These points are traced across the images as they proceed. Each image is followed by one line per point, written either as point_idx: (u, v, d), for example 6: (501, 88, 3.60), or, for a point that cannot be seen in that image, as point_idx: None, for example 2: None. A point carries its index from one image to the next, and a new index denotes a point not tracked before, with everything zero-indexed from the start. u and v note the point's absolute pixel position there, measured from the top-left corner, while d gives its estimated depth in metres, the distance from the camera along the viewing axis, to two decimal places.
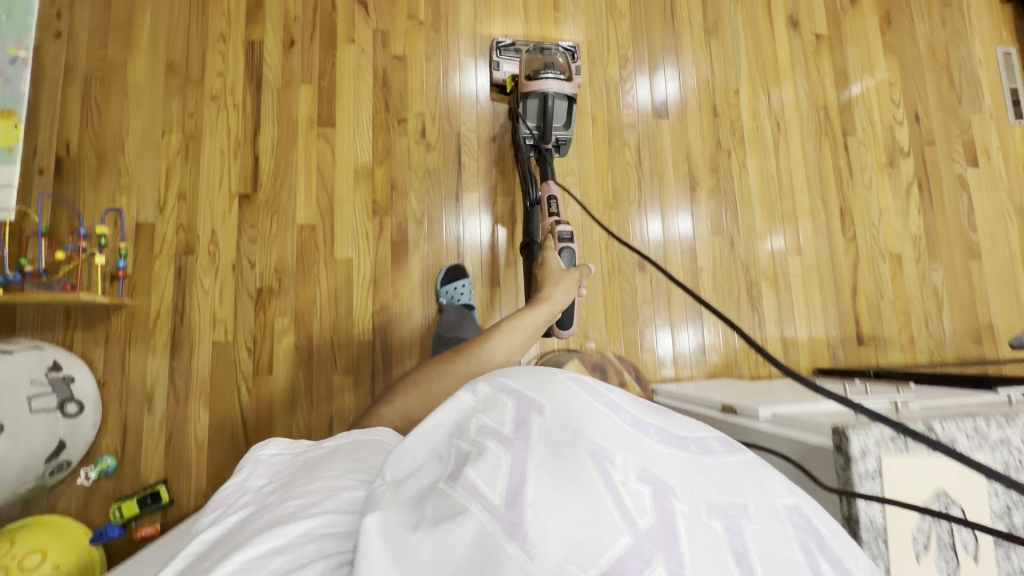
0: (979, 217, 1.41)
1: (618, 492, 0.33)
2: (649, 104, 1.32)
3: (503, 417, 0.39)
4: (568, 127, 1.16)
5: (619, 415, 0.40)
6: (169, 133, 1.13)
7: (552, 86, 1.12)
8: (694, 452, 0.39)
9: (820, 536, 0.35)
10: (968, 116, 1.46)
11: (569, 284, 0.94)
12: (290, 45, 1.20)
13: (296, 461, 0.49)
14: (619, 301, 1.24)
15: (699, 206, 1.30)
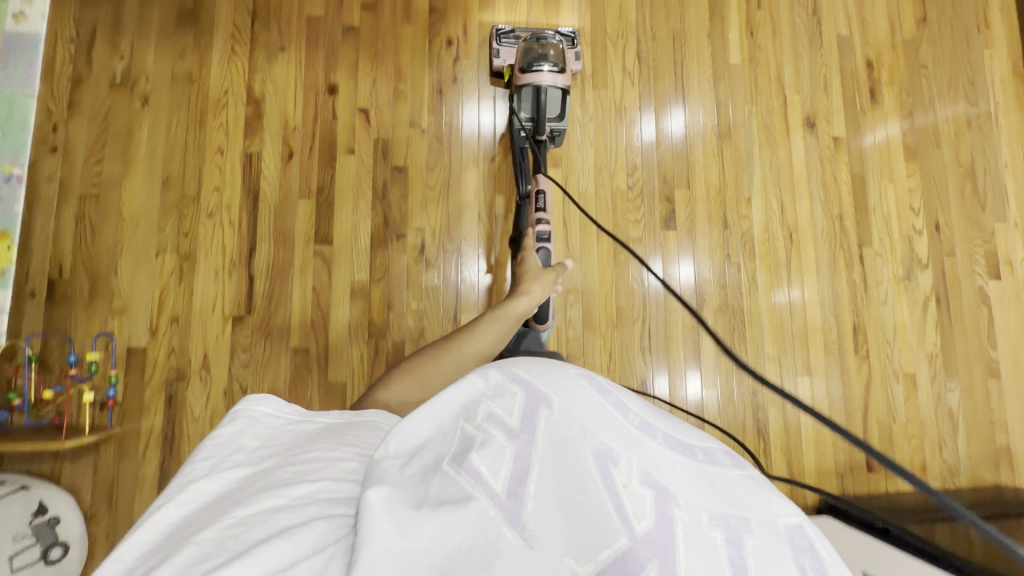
0: (1001, 335, 1.35)
1: (618, 495, 0.35)
2: (657, 215, 1.27)
3: (512, 407, 0.39)
4: (562, 118, 1.17)
5: (627, 418, 0.40)
6: (164, 252, 1.12)
7: (546, 77, 1.12)
8: (700, 460, 0.38)
9: (820, 560, 0.33)
10: (992, 225, 1.39)
11: (544, 283, 0.95)
12: (288, 158, 1.17)
13: (297, 415, 0.45)
14: (619, 355, 1.22)
15: (706, 321, 1.26)
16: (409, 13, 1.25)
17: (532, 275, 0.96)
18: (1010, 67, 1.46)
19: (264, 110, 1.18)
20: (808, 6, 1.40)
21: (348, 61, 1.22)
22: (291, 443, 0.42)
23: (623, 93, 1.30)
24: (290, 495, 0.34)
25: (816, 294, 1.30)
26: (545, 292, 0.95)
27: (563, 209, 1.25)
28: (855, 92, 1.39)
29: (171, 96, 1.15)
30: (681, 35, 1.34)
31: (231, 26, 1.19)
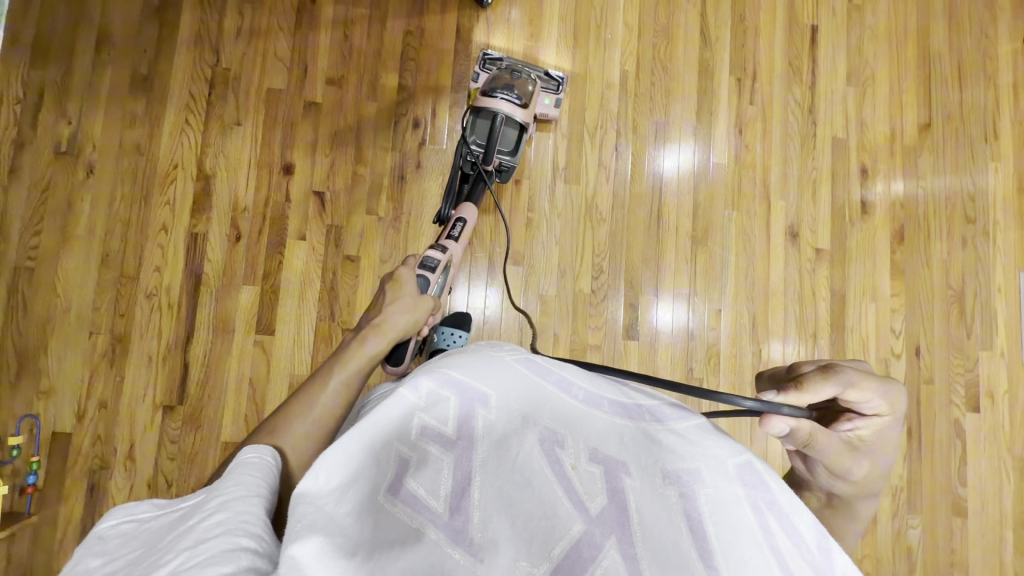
0: (971, 472, 1.29)
1: (569, 476, 0.38)
2: (620, 322, 1.22)
3: (446, 416, 0.40)
4: (514, 154, 1.07)
5: (571, 394, 0.44)
6: (97, 333, 1.07)
7: (507, 108, 1.00)
8: (647, 421, 0.43)
9: (769, 488, 0.40)
10: (975, 353, 1.32)
11: (405, 315, 0.84)
12: (235, 241, 1.12)
13: (147, 514, 0.40)
14: None
15: None
16: (375, 90, 1.19)
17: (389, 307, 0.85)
18: (1014, 183, 1.38)
19: (214, 187, 1.12)
20: (803, 104, 1.33)
21: (306, 138, 1.16)
22: (146, 542, 0.37)
23: (596, 189, 1.24)
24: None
25: None
26: (411, 327, 0.85)
27: (521, 310, 1.20)
28: (845, 203, 1.32)
29: (118, 167, 1.10)
30: (664, 130, 1.28)
31: (185, 95, 1.13)
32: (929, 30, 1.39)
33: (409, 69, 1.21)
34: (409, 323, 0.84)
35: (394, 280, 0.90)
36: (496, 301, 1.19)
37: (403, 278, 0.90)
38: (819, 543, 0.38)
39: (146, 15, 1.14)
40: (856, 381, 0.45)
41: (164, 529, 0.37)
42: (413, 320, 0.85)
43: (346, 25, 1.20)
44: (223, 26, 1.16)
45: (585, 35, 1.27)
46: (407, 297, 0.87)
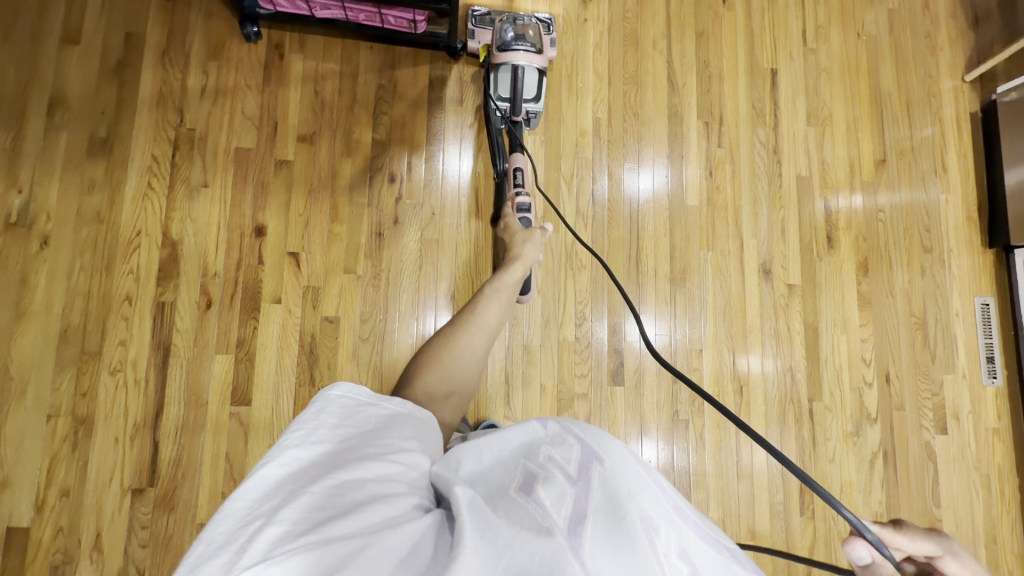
0: (944, 493, 1.34)
1: (660, 562, 0.37)
2: (605, 368, 1.23)
3: (570, 457, 0.44)
4: (538, 100, 1.16)
5: (666, 497, 0.41)
6: (56, 416, 1.00)
7: (524, 57, 1.09)
8: (732, 550, 0.42)
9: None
10: (940, 377, 1.38)
11: (531, 249, 0.94)
12: (206, 308, 1.07)
13: (365, 397, 0.47)
14: None
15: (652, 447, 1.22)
16: (349, 146, 1.17)
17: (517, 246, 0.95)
18: (965, 213, 1.46)
19: (182, 253, 1.08)
20: (769, 144, 1.38)
21: (278, 198, 1.13)
22: (362, 427, 0.45)
23: (575, 236, 1.25)
24: (382, 481, 0.40)
25: (765, 450, 1.27)
26: (534, 255, 0.93)
27: (506, 363, 1.19)
28: (813, 238, 1.37)
29: (75, 237, 1.04)
30: (638, 175, 1.31)
31: (148, 157, 1.09)
32: (879, 70, 1.48)
33: (383, 123, 1.19)
34: (534, 258, 0.93)
35: (506, 226, 1.03)
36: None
37: (511, 224, 1.03)
38: None
39: (103, 75, 1.10)
40: (962, 554, 0.45)
41: (374, 428, 0.45)
42: (534, 258, 0.93)
43: (317, 81, 1.18)
44: (187, 84, 1.12)
45: (557, 84, 1.30)
46: (522, 234, 0.98)
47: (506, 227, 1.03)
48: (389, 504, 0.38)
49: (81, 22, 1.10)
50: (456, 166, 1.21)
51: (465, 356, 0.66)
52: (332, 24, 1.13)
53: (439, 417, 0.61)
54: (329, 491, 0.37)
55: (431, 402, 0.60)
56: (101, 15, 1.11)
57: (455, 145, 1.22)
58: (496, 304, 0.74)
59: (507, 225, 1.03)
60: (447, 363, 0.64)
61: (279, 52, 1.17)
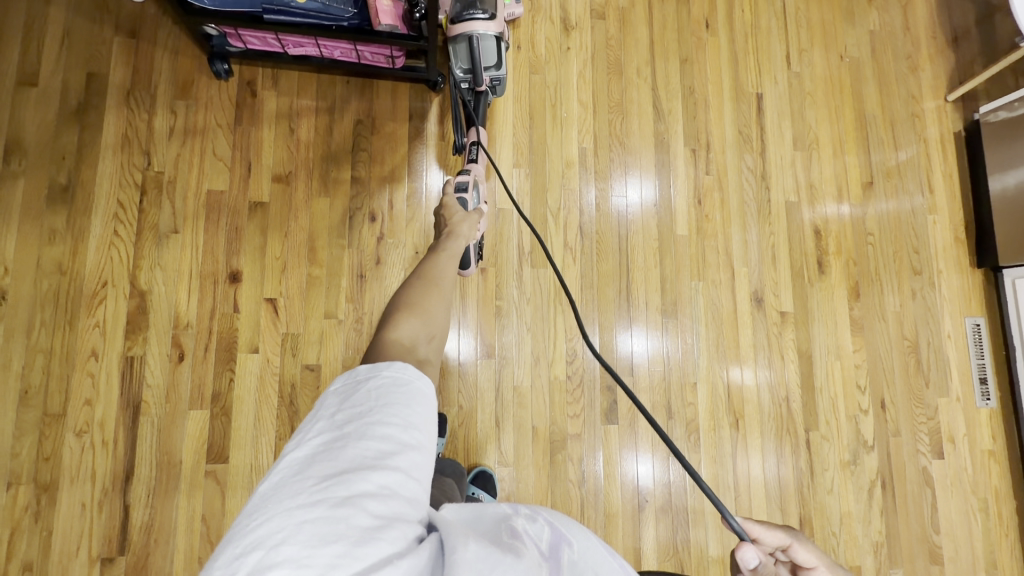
0: (942, 519, 1.32)
1: None
2: (598, 407, 1.19)
3: (540, 536, 0.37)
4: (501, 67, 1.03)
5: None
6: (17, 484, 0.94)
7: (479, 25, 0.97)
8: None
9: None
10: (934, 401, 1.37)
11: (469, 226, 0.88)
12: (178, 361, 1.01)
13: (363, 372, 0.38)
14: (553, 490, 1.14)
15: (649, 486, 1.18)
16: (328, 184, 1.13)
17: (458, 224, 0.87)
18: (953, 233, 1.46)
19: (151, 303, 1.02)
20: (756, 170, 1.37)
21: (254, 241, 1.08)
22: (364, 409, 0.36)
23: (564, 271, 1.22)
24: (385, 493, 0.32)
25: (761, 482, 1.24)
26: (471, 234, 0.87)
27: (496, 405, 1.15)
28: (803, 264, 1.35)
29: (36, 291, 0.99)
30: (626, 204, 1.28)
31: (113, 203, 1.04)
32: (863, 92, 1.47)
33: (362, 160, 1.15)
34: (470, 235, 0.86)
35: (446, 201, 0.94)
36: (469, 354, 1.16)
37: (454, 201, 0.94)
38: None
39: (64, 118, 1.05)
40: (805, 540, 0.51)
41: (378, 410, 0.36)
42: (471, 237, 0.87)
43: (292, 118, 1.13)
44: (155, 125, 1.07)
45: (541, 115, 1.27)
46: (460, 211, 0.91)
47: (449, 202, 0.94)
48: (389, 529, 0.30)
49: (40, 64, 1.06)
50: (439, 202, 1.17)
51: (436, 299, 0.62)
52: (305, 61, 1.09)
53: (430, 357, 0.55)
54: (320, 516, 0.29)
55: (417, 340, 0.54)
56: (61, 55, 1.07)
57: (439, 176, 1.18)
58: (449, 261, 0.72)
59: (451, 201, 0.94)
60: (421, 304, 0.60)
61: (251, 90, 1.12)
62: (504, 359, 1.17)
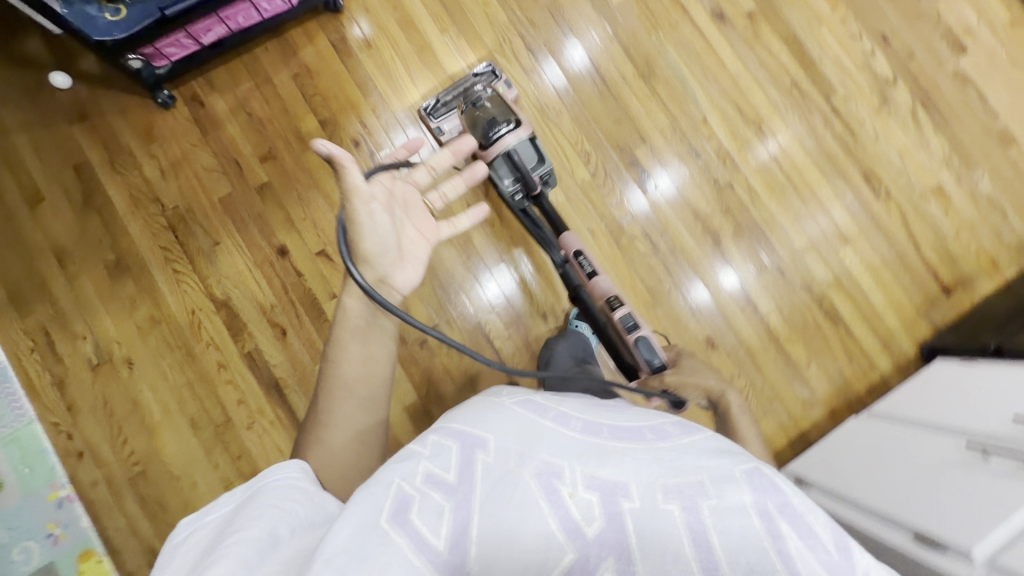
0: (996, 104, 1.31)
1: (567, 506, 0.44)
2: (633, 185, 1.24)
3: (448, 463, 0.46)
4: (544, 161, 1.08)
5: (568, 425, 0.52)
6: (231, 483, 1.10)
7: (512, 137, 1.05)
8: (649, 441, 0.51)
9: (780, 493, 0.46)
10: (932, 7, 1.34)
11: (387, 181, 0.63)
12: (285, 337, 1.14)
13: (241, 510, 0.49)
14: (635, 268, 1.22)
15: (714, 225, 1.24)
16: (305, 140, 1.21)
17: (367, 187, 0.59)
18: None
19: (236, 309, 1.15)
20: None
21: (279, 218, 1.18)
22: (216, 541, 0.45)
23: (538, 94, 1.26)
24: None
25: (812, 166, 1.28)
26: (431, 238, 0.66)
27: None
28: None
29: (150, 346, 1.13)
30: (557, 6, 1.30)
31: (158, 250, 1.16)
32: None
33: (319, 104, 1.22)
34: (403, 207, 0.64)
35: (379, 201, 0.60)
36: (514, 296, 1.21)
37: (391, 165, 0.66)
38: (779, 509, 0.45)
39: (79, 211, 1.16)
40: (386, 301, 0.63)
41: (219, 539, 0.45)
42: (380, 229, 0.60)
43: (244, 105, 1.21)
44: (147, 175, 1.18)
45: None
46: (409, 189, 0.66)
47: (392, 188, 0.64)
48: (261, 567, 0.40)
49: (35, 182, 1.17)
50: (401, 99, 1.23)
51: (350, 418, 0.58)
52: (221, 46, 1.16)
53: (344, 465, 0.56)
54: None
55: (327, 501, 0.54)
56: (45, 166, 1.18)
57: (387, 79, 1.24)
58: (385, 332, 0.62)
59: (459, 220, 0.72)
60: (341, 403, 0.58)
61: (200, 104, 1.20)
62: None
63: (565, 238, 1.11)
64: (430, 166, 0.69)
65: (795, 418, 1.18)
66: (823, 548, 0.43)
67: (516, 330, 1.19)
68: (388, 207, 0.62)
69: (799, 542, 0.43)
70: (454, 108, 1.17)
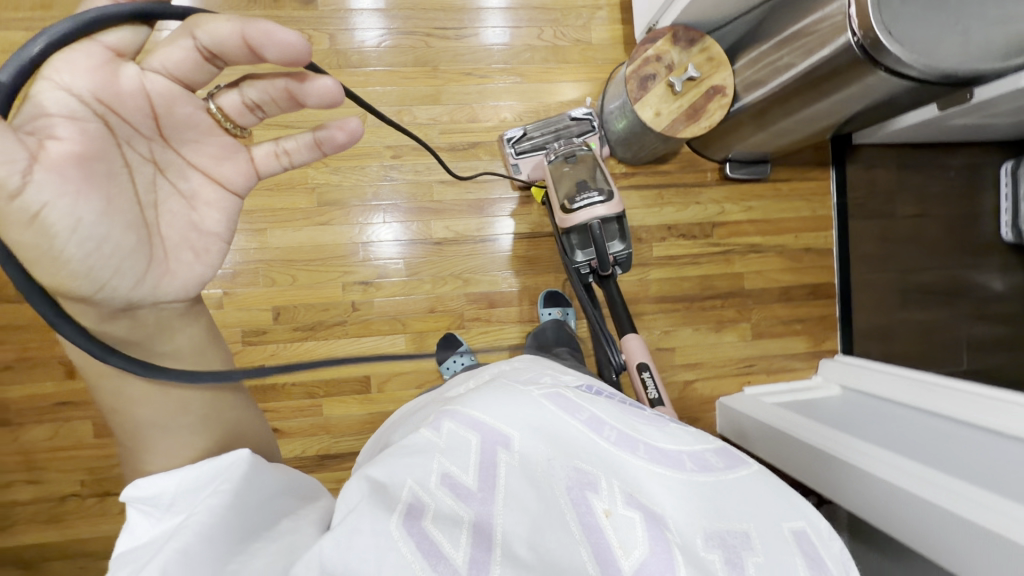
0: None
1: (597, 531, 0.39)
2: (305, 13, 1.08)
3: (468, 463, 0.41)
4: (628, 245, 0.90)
5: (604, 436, 0.45)
6: None
7: (599, 211, 0.86)
8: (690, 470, 0.44)
9: (824, 559, 0.39)
10: None
11: (80, 79, 0.32)
12: (282, 431, 1.07)
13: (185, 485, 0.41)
14: (392, 63, 1.11)
15: None
16: None
17: (36, 130, 0.30)
18: None
19: None
20: None
21: None
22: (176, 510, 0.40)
23: None
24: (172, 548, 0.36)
25: None
26: (239, 188, 0.40)
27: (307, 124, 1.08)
28: None
29: None
30: None
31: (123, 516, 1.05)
32: None
33: None
34: (155, 138, 0.36)
35: (64, 157, 0.31)
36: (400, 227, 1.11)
37: (117, 33, 0.33)
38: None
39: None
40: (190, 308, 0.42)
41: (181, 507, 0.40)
42: (80, 222, 0.31)
43: None
44: (29, 499, 1.03)
45: None
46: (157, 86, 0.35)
47: (107, 98, 0.33)
48: (251, 533, 0.40)
49: None
50: None
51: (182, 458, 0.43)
52: None
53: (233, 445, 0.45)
54: (182, 542, 0.36)
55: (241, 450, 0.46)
56: None
57: None
58: (196, 325, 0.43)
59: (294, 153, 0.41)
60: (149, 440, 0.41)
61: None
62: None
63: (630, 341, 0.96)
64: (206, 48, 0.35)
65: (606, 2, 1.16)
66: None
67: (415, 217, 1.11)
68: (95, 158, 0.32)
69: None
70: (541, 151, 1.06)
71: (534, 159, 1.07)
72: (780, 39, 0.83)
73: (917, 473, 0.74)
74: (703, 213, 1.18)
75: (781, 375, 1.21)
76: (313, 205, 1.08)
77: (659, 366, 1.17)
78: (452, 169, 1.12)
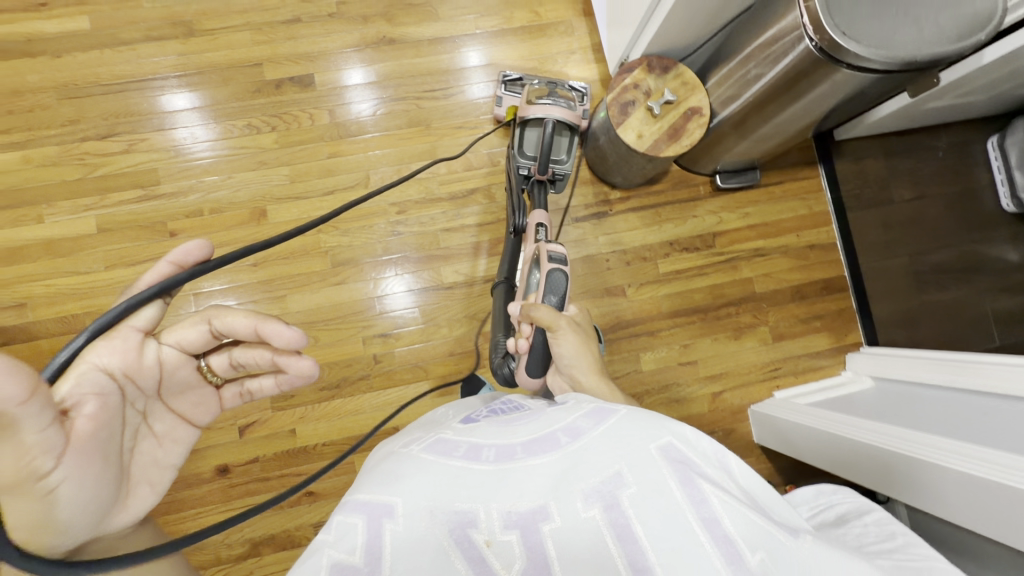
0: None
1: (485, 559, 0.37)
2: (306, 95, 1.19)
3: (355, 544, 0.38)
4: (568, 160, 1.03)
5: (482, 458, 0.44)
6: None
7: (556, 112, 0.99)
8: (565, 444, 0.44)
9: (692, 465, 0.41)
10: None
11: (114, 354, 0.43)
12: (315, 493, 1.07)
13: None
14: (388, 127, 1.19)
15: (376, 37, 1.21)
16: None
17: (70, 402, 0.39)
18: None
19: (264, 537, 1.05)
20: None
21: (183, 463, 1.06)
22: None
23: (169, 151, 1.15)
24: None
25: None
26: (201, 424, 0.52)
27: (316, 194, 1.16)
28: None
29: None
30: (81, 93, 1.16)
31: None
32: None
33: None
34: (148, 397, 0.47)
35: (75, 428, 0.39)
36: (412, 277, 1.15)
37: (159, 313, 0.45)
38: (693, 494, 0.38)
39: None
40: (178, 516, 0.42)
41: None
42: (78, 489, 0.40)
43: None
44: None
45: None
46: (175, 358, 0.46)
47: (127, 370, 0.44)
48: None
49: None
50: (104, 290, 1.10)
51: None
52: None
53: None
54: None
55: None
56: None
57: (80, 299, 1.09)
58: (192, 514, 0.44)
59: (256, 390, 0.53)
60: None
61: None
62: (264, 193, 1.15)
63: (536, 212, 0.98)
64: (242, 327, 0.47)
65: (579, 46, 1.24)
66: (778, 535, 0.38)
67: (424, 265, 1.15)
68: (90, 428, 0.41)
69: (729, 511, 0.38)
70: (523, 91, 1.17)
71: (516, 95, 1.18)
72: (743, 56, 0.90)
73: (941, 443, 0.76)
74: (701, 225, 1.21)
75: (809, 375, 1.19)
76: (327, 267, 1.14)
77: (683, 380, 1.16)
78: (455, 216, 1.17)
